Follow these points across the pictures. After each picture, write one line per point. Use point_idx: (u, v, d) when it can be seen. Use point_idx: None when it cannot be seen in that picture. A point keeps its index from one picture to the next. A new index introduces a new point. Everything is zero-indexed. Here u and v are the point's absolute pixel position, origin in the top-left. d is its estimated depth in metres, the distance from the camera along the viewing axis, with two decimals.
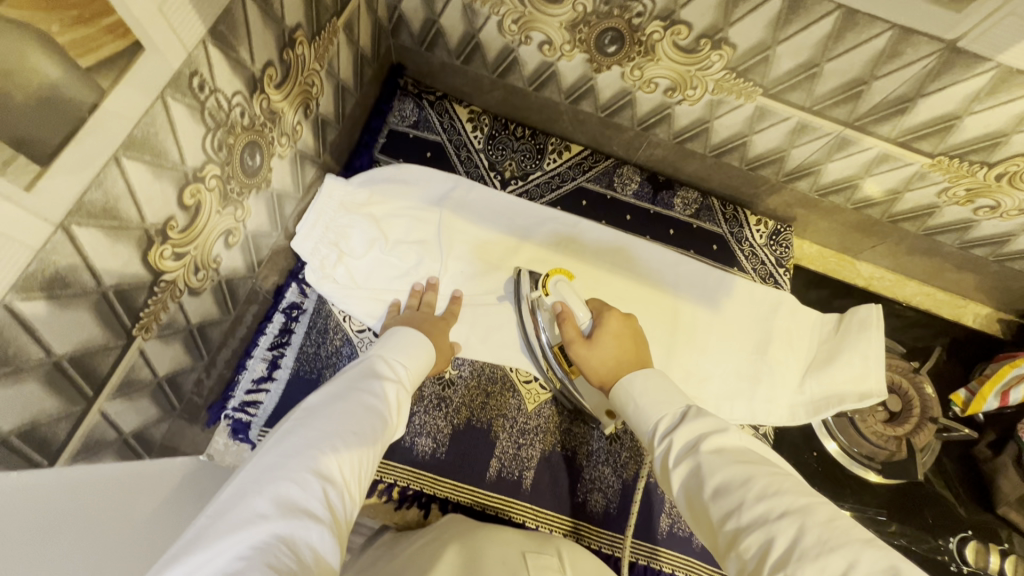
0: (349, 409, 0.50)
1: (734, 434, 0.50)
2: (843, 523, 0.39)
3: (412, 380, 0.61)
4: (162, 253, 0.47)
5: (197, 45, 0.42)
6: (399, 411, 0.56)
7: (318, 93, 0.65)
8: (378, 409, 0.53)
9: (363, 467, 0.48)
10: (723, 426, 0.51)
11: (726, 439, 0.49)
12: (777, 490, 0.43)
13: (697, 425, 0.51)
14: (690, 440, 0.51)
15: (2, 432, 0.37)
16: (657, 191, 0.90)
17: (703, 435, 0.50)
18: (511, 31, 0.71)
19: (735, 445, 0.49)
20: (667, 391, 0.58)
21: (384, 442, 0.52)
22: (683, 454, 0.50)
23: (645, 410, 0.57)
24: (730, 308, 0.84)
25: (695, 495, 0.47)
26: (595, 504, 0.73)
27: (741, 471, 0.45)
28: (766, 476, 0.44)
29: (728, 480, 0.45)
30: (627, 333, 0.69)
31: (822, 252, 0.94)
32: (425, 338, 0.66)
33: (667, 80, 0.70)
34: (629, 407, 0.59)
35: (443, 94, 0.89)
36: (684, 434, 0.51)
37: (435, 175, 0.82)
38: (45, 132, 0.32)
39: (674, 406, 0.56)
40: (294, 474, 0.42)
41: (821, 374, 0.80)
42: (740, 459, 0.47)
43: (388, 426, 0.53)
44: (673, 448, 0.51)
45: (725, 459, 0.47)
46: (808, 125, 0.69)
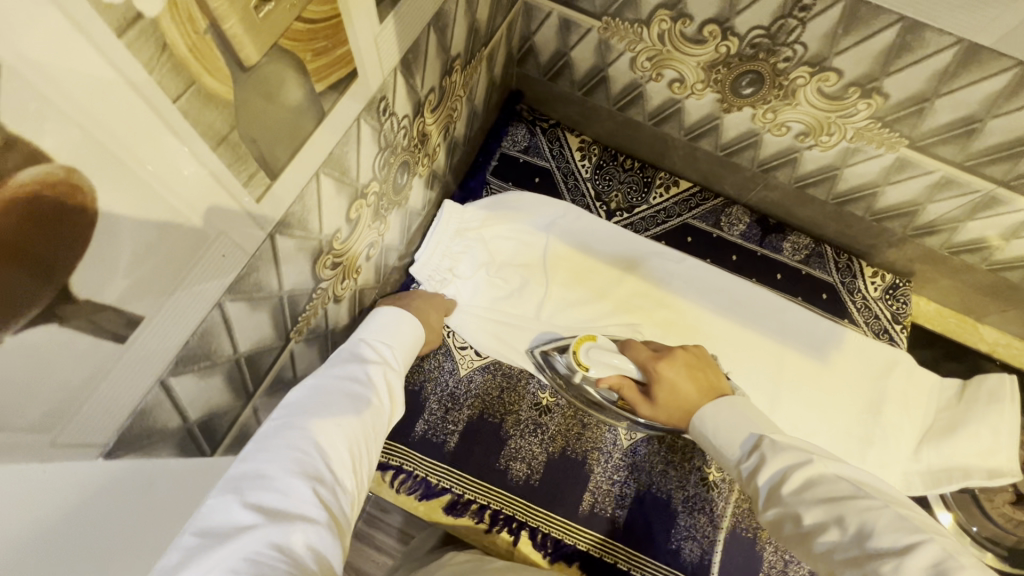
0: (336, 399, 0.45)
1: (820, 463, 0.48)
2: (950, 564, 0.38)
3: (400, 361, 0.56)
4: (325, 262, 0.49)
5: (391, 72, 0.45)
6: (390, 394, 0.51)
7: (457, 116, 0.67)
8: (366, 396, 0.48)
9: (359, 456, 0.44)
10: (807, 456, 0.49)
11: (812, 471, 0.47)
12: (875, 529, 0.41)
13: (780, 457, 0.50)
14: (773, 474, 0.49)
15: (190, 421, 0.40)
16: (766, 234, 0.88)
17: (788, 467, 0.49)
18: (643, 68, 0.72)
19: (825, 476, 0.47)
20: (735, 417, 0.57)
21: (379, 425, 0.48)
22: (770, 489, 0.49)
23: (722, 442, 0.57)
24: (840, 361, 0.81)
25: (791, 533, 0.47)
26: (690, 553, 0.70)
27: (831, 511, 0.44)
28: (860, 513, 0.43)
29: (818, 518, 0.45)
30: (685, 372, 0.64)
31: (941, 311, 0.88)
32: (412, 318, 0.60)
33: (801, 125, 0.69)
34: (704, 441, 0.59)
35: (556, 122, 0.91)
36: (766, 468, 0.50)
37: (544, 202, 0.85)
38: (279, 150, 0.35)
39: (745, 436, 0.55)
40: (273, 477, 0.37)
41: (941, 443, 0.75)
42: (831, 494, 0.45)
43: (381, 410, 0.49)
44: (759, 486, 0.50)
45: (814, 497, 0.46)
46: (954, 180, 0.66)
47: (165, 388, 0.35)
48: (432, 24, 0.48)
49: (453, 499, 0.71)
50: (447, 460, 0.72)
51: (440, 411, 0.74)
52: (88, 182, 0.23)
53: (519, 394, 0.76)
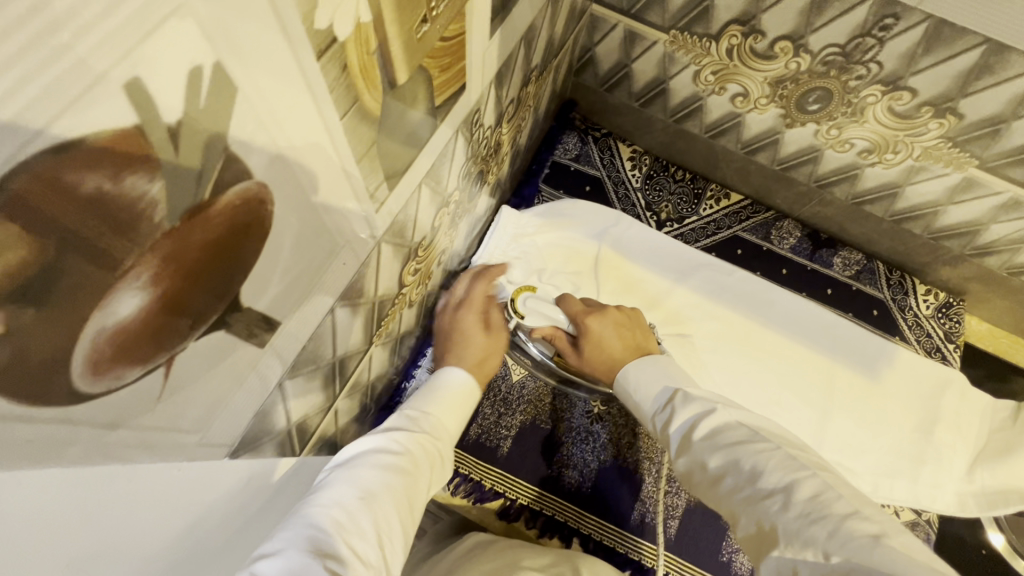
0: (368, 471, 0.39)
1: (724, 409, 0.46)
2: (830, 496, 0.37)
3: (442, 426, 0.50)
4: (409, 269, 0.51)
5: (487, 86, 0.46)
6: (428, 466, 0.44)
7: (523, 125, 0.68)
8: (401, 465, 0.41)
9: (387, 538, 0.36)
10: (712, 405, 0.47)
11: (715, 417, 0.46)
12: (766, 468, 0.40)
13: (690, 408, 0.48)
14: (683, 426, 0.48)
15: (293, 421, 0.41)
16: (816, 248, 0.88)
17: (696, 417, 0.47)
18: (706, 81, 0.73)
19: (727, 421, 0.45)
20: (660, 374, 0.56)
21: (412, 506, 0.40)
22: (681, 441, 0.48)
23: (642, 398, 0.55)
24: (892, 379, 0.80)
25: (701, 484, 0.45)
26: (742, 566, 0.70)
27: (731, 455, 0.42)
28: (754, 454, 0.41)
29: (718, 463, 0.43)
30: (614, 325, 0.65)
31: (994, 331, 0.87)
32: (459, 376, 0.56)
33: (866, 141, 0.69)
34: (629, 399, 0.58)
35: (607, 132, 0.92)
36: (677, 420, 0.49)
37: (597, 210, 0.85)
38: (401, 163, 0.36)
39: (663, 389, 0.53)
40: (284, 547, 0.30)
41: (995, 465, 0.75)
42: (732, 439, 0.44)
43: (417, 486, 0.41)
44: (670, 440, 0.49)
45: (716, 443, 0.44)
46: (1021, 202, 0.66)
47: (281, 390, 0.36)
48: (524, 38, 0.49)
49: (506, 503, 0.72)
50: (501, 465, 0.73)
51: (493, 415, 0.76)
52: (271, 195, 0.24)
53: (571, 402, 0.77)
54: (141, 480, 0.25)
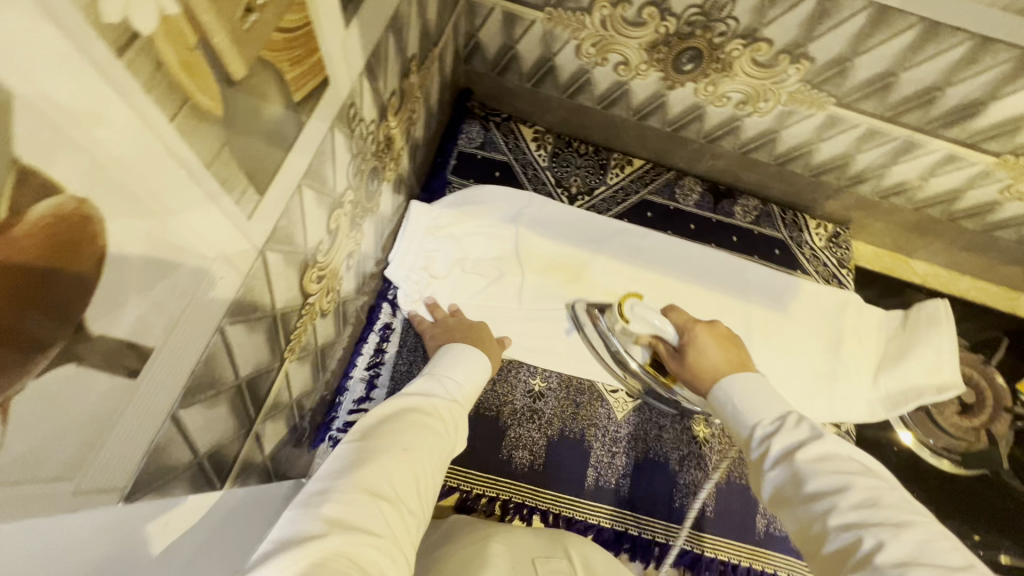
0: (407, 426, 0.49)
1: (836, 440, 0.45)
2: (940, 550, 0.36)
3: (465, 396, 0.60)
4: (310, 276, 0.49)
5: (357, 78, 0.45)
6: (453, 427, 0.54)
7: (416, 118, 0.67)
8: (430, 425, 0.51)
9: (421, 484, 0.46)
10: (823, 432, 0.46)
11: (827, 446, 0.44)
12: (879, 504, 0.39)
13: (798, 431, 0.47)
14: (786, 445, 0.46)
15: (199, 453, 0.38)
16: (718, 200, 0.93)
17: (803, 441, 0.46)
18: (588, 54, 0.75)
19: (836, 453, 0.44)
20: (768, 394, 0.54)
21: (440, 458, 0.50)
22: (778, 456, 0.46)
23: (740, 413, 0.53)
24: (798, 310, 0.87)
25: (789, 502, 0.43)
26: (692, 508, 0.74)
27: (841, 481, 0.41)
28: (870, 489, 0.40)
29: (824, 486, 0.41)
30: (716, 343, 0.66)
31: (878, 253, 0.96)
32: (460, 367, 0.63)
33: (740, 94, 0.74)
34: (725, 412, 0.56)
35: (508, 116, 0.93)
36: (778, 439, 0.47)
37: (508, 194, 0.86)
38: (267, 165, 0.34)
39: (773, 410, 0.51)
40: (344, 485, 0.41)
41: (895, 370, 0.83)
42: (845, 470, 0.42)
43: (444, 444, 0.51)
44: (770, 452, 0.47)
45: (826, 467, 0.43)
46: (878, 131, 0.73)
47: (175, 421, 0.34)
48: (390, 27, 0.48)
49: (462, 496, 0.71)
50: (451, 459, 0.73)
51: None
52: (96, 208, 0.22)
53: (511, 384, 0.78)
54: (6, 543, 0.22)
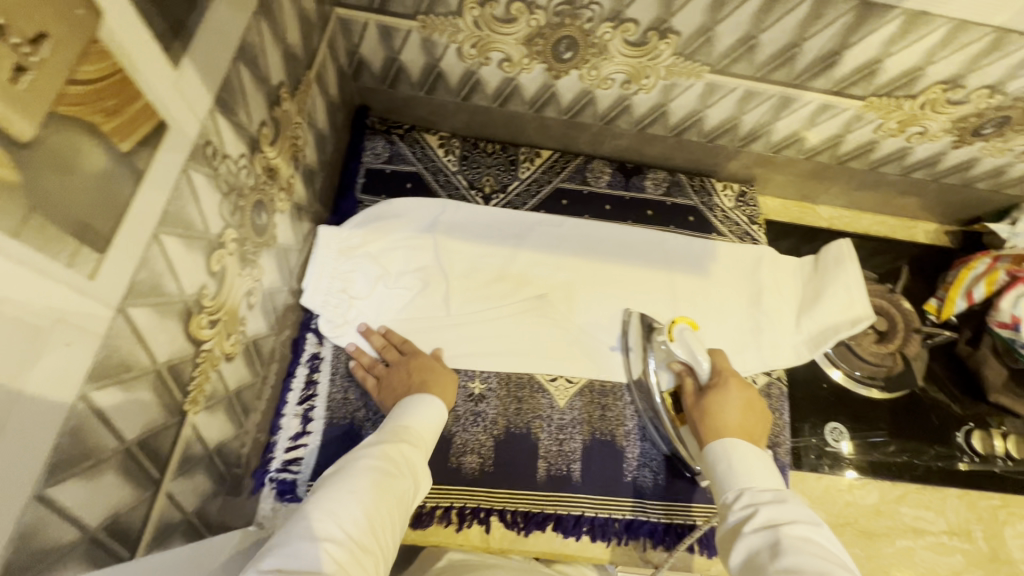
0: (361, 470, 0.50)
1: (820, 529, 0.51)
2: None
3: (425, 441, 0.61)
4: (199, 323, 0.47)
5: (207, 115, 0.43)
6: (412, 468, 0.56)
7: (303, 144, 0.66)
8: (388, 469, 0.52)
9: (378, 530, 0.47)
10: (812, 519, 0.52)
11: (813, 531, 0.50)
12: None
13: (788, 509, 0.53)
14: (772, 518, 0.53)
15: (91, 528, 0.37)
16: (628, 178, 0.96)
17: (789, 520, 0.52)
18: (470, 55, 0.76)
19: (817, 539, 0.50)
20: (768, 474, 0.60)
21: (398, 501, 0.51)
22: (761, 526, 0.52)
23: (737, 480, 0.60)
24: (719, 270, 0.90)
25: (760, 567, 0.49)
26: (644, 480, 0.76)
27: (816, 562, 0.46)
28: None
29: (799, 561, 0.47)
30: (739, 403, 0.71)
31: (785, 204, 1.01)
32: (422, 404, 0.64)
33: (622, 74, 0.76)
34: (719, 471, 0.62)
35: (410, 126, 0.92)
36: (762, 514, 0.53)
37: (421, 204, 0.86)
38: (101, 220, 0.33)
39: (768, 487, 0.58)
40: (294, 534, 0.43)
41: (814, 312, 0.87)
42: (822, 554, 0.48)
43: (403, 490, 0.52)
44: (755, 519, 0.53)
45: (805, 547, 0.48)
46: (754, 92, 0.76)
47: (46, 502, 0.32)
48: (238, 59, 0.47)
49: (417, 512, 0.71)
50: None
51: None
52: None
53: None
54: None
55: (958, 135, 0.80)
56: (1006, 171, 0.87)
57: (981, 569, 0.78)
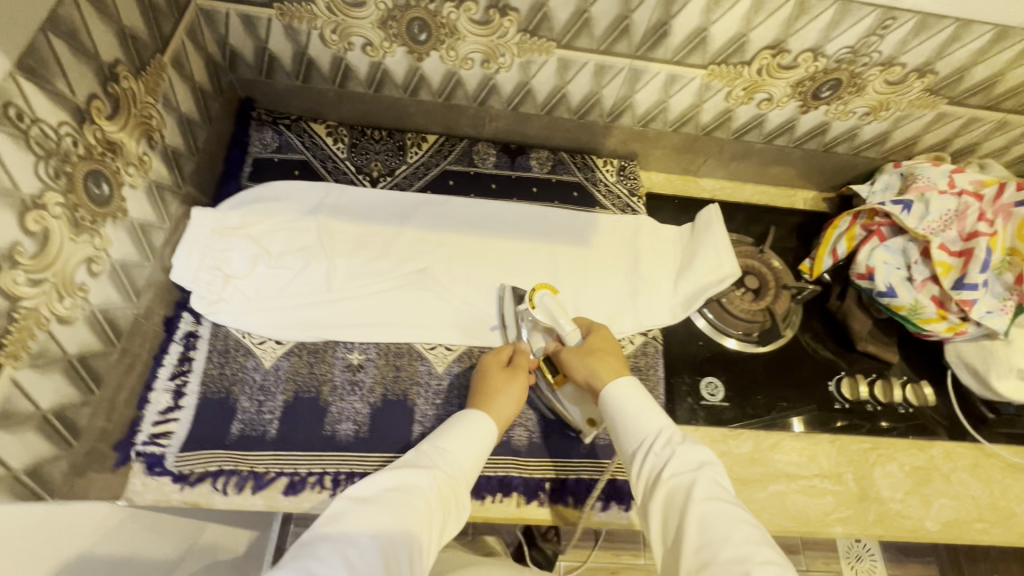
0: (383, 514, 0.56)
1: (710, 465, 0.62)
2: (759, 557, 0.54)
3: (464, 469, 0.65)
4: (14, 278, 0.49)
5: (5, 78, 0.46)
6: (443, 505, 0.60)
7: (159, 124, 0.69)
8: (415, 512, 0.57)
9: (408, 560, 0.54)
10: (703, 459, 0.62)
11: (708, 471, 0.61)
12: (733, 521, 0.56)
13: (681, 449, 0.63)
14: (672, 460, 0.62)
15: None
16: (513, 158, 1.00)
17: (688, 462, 0.62)
18: (333, 41, 0.80)
19: (708, 475, 0.61)
20: (652, 406, 0.69)
21: (427, 538, 0.56)
22: (666, 468, 0.62)
23: (637, 421, 0.67)
24: (598, 240, 0.94)
25: (669, 507, 0.60)
26: (519, 439, 0.79)
27: (712, 504, 0.58)
28: (726, 511, 0.57)
29: (699, 503, 0.58)
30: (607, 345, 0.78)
31: (669, 178, 1.06)
32: (472, 427, 0.68)
33: (479, 53, 0.81)
34: (619, 412, 0.68)
35: (297, 117, 0.96)
36: (674, 463, 0.62)
37: (304, 187, 0.89)
38: None
39: (659, 422, 0.67)
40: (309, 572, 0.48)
41: (687, 274, 0.91)
42: (715, 493, 0.59)
43: (437, 520, 0.58)
44: (659, 462, 0.63)
45: (704, 488, 0.59)
46: (605, 65, 0.81)
47: None
48: (48, 30, 0.50)
49: (289, 479, 0.72)
50: (271, 447, 0.73)
51: (253, 406, 0.75)
52: None
53: (328, 362, 0.80)
54: None
55: (802, 99, 0.86)
56: (858, 134, 0.93)
57: (851, 508, 0.81)
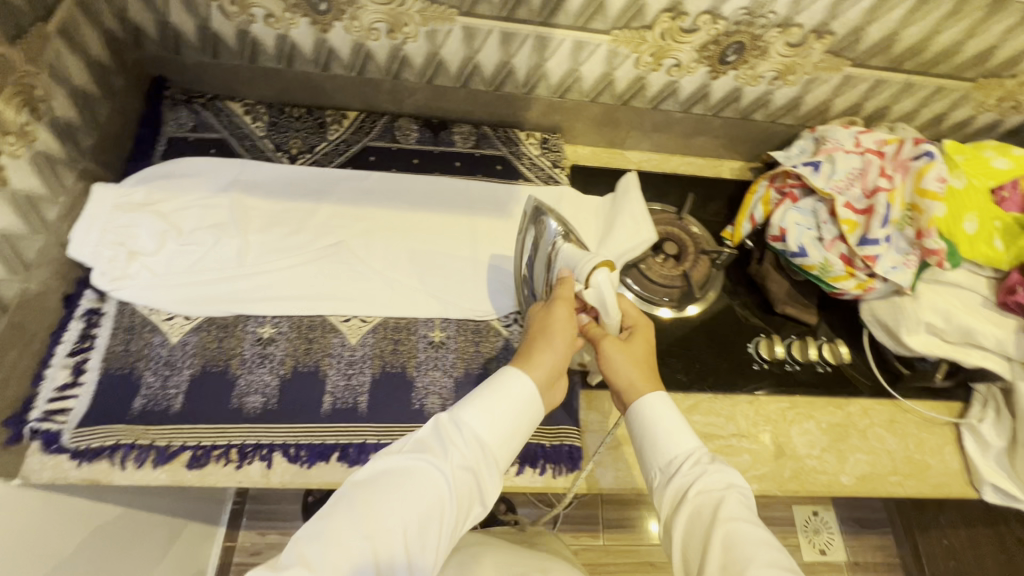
0: (397, 500, 0.52)
1: (736, 488, 0.61)
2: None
3: (494, 445, 0.60)
4: None
5: None
6: (461, 488, 0.56)
7: (45, 95, 0.70)
8: (430, 499, 0.53)
9: (424, 551, 0.52)
10: (729, 482, 0.61)
11: (735, 493, 0.60)
12: (761, 543, 0.55)
13: (710, 471, 0.62)
14: (700, 479, 0.61)
15: None
16: (436, 133, 1.00)
17: (716, 484, 0.61)
18: (234, 13, 0.80)
19: (736, 497, 0.59)
20: (681, 425, 0.67)
21: (441, 523, 0.54)
22: (693, 484, 0.61)
23: (666, 438, 0.66)
24: (520, 211, 0.95)
25: (695, 522, 0.59)
26: (433, 407, 0.78)
27: (739, 523, 0.56)
28: (755, 531, 0.56)
29: (728, 521, 0.57)
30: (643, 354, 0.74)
31: (595, 151, 1.07)
32: (513, 398, 0.62)
33: (382, 23, 0.81)
34: (653, 427, 0.67)
35: (213, 95, 0.95)
36: (702, 481, 0.61)
37: (216, 164, 0.89)
38: None
39: (689, 443, 0.65)
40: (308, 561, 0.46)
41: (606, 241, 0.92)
42: (743, 514, 0.58)
43: (459, 505, 0.55)
44: (687, 481, 0.62)
45: (731, 510, 0.58)
46: (510, 33, 0.82)
47: None
48: None
49: (192, 453, 0.72)
50: (175, 421, 0.72)
51: (157, 381, 0.74)
52: None
53: (238, 336, 0.79)
54: None
55: (709, 65, 0.87)
56: (770, 100, 0.95)
57: (767, 465, 0.82)
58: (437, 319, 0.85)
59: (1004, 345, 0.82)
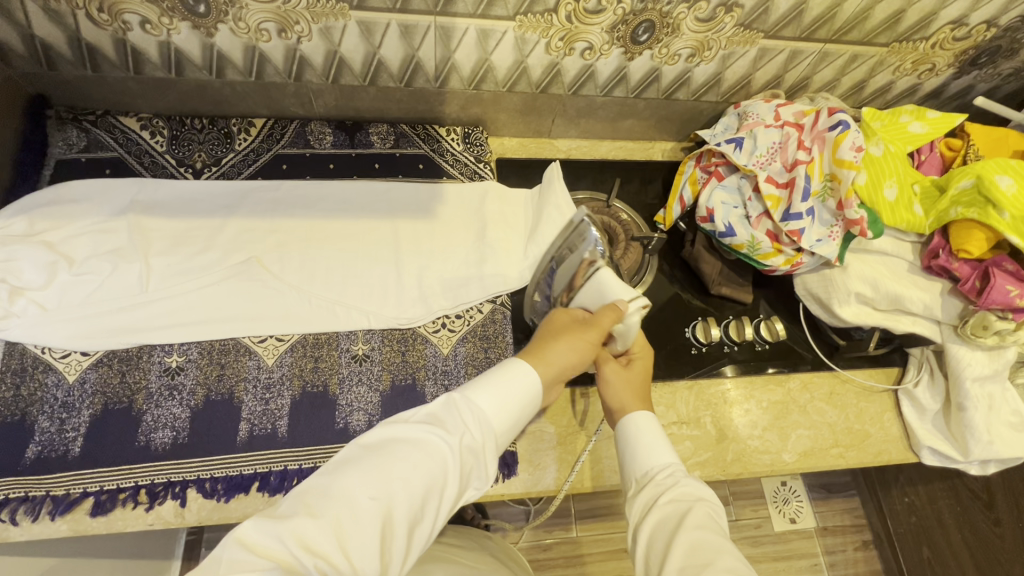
0: (396, 470, 0.50)
1: (707, 502, 0.59)
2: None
3: (501, 427, 0.58)
4: None
5: None
6: (464, 467, 0.54)
7: None
8: (430, 472, 0.51)
9: (420, 525, 0.51)
10: (700, 496, 0.60)
11: (706, 506, 0.58)
12: (723, 551, 0.52)
13: (683, 483, 0.61)
14: (669, 489, 0.60)
15: None
16: (352, 135, 0.95)
17: (686, 495, 0.59)
18: (105, 21, 0.73)
19: (705, 510, 0.57)
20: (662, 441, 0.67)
21: (438, 500, 0.52)
22: (662, 494, 0.60)
23: (641, 450, 0.66)
24: (444, 212, 0.91)
25: (659, 528, 0.57)
26: (358, 424, 0.75)
27: (703, 532, 0.54)
28: (717, 539, 0.54)
29: (689, 526, 0.55)
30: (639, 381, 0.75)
31: (522, 142, 1.04)
32: (523, 380, 0.61)
33: (270, 22, 0.75)
34: (628, 441, 0.67)
35: (104, 111, 0.89)
36: (672, 491, 0.60)
37: (109, 185, 0.82)
38: None
39: (665, 457, 0.65)
40: (294, 521, 0.45)
41: (536, 236, 0.88)
42: (710, 526, 0.56)
43: (458, 483, 0.54)
44: (657, 490, 0.61)
45: (697, 520, 0.56)
46: (408, 25, 0.78)
47: None
48: None
49: (95, 499, 0.68)
50: (75, 466, 0.68)
51: (54, 426, 0.70)
52: None
53: (142, 369, 0.74)
54: None
55: (623, 45, 0.84)
56: (691, 78, 0.93)
57: (708, 451, 0.81)
58: (361, 331, 0.81)
59: (932, 309, 0.82)
